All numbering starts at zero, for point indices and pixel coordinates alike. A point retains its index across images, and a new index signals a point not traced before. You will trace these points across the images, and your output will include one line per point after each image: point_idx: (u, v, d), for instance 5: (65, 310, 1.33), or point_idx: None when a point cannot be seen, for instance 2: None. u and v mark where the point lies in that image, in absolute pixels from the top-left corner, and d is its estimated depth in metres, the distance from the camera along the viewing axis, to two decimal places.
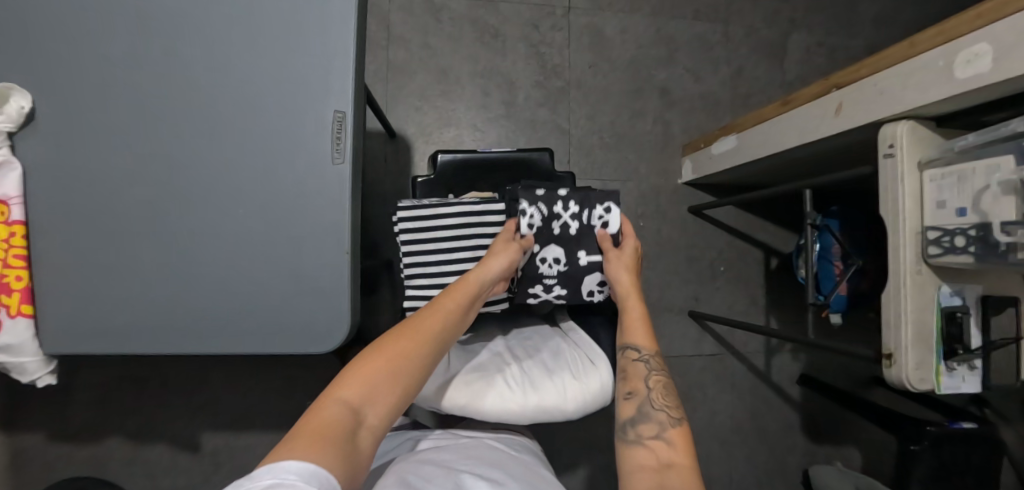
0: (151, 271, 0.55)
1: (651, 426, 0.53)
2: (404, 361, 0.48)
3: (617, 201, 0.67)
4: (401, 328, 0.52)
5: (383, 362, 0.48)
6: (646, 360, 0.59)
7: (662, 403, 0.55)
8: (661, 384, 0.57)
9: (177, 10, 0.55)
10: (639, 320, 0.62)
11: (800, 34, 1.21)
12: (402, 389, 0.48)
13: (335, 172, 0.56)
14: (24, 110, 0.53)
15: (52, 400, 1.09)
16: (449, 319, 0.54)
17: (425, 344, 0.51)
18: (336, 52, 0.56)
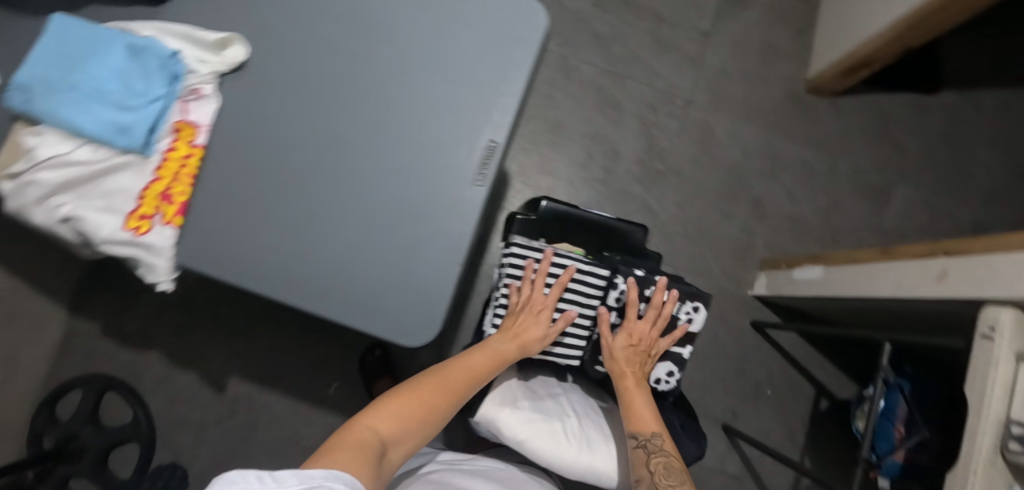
0: (287, 224, 0.62)
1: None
2: (428, 409, 0.54)
3: (706, 303, 0.69)
4: (429, 378, 0.57)
5: (411, 406, 0.53)
6: (647, 443, 0.57)
7: (666, 483, 0.54)
8: (662, 463, 0.56)
9: (388, 22, 0.65)
10: (636, 407, 0.61)
11: (906, 187, 1.21)
12: (421, 434, 0.53)
13: (472, 191, 0.62)
14: (237, 60, 0.64)
15: (121, 300, 1.19)
16: (473, 380, 0.59)
17: (446, 398, 0.56)
18: (504, 89, 0.64)
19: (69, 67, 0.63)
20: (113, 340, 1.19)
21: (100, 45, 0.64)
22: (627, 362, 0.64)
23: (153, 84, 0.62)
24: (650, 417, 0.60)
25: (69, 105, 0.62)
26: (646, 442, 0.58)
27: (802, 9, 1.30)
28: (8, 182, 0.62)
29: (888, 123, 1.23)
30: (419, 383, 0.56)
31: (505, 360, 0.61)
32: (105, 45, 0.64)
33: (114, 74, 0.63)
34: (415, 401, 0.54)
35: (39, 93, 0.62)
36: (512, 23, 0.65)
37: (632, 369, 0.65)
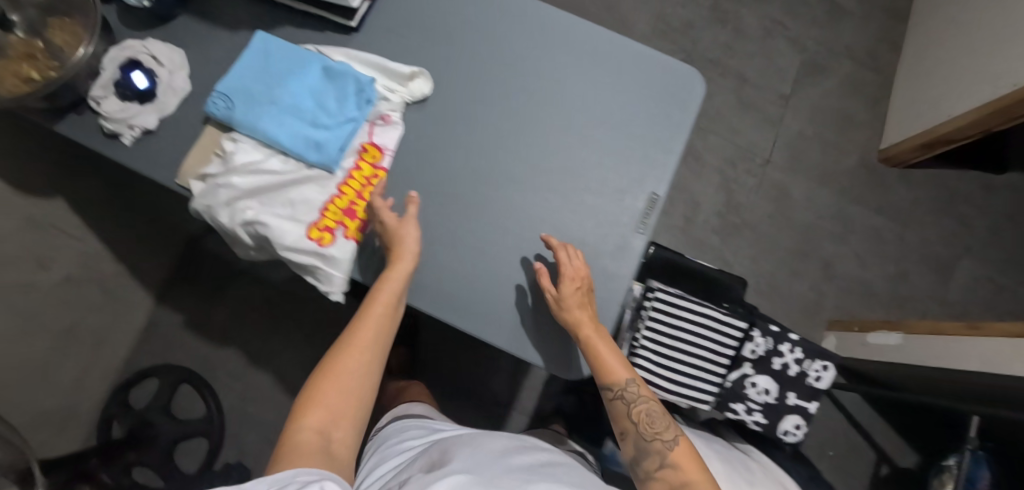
0: (460, 251, 0.66)
1: (653, 460, 0.56)
2: (354, 386, 0.56)
3: (834, 364, 0.71)
4: (342, 352, 0.57)
5: (337, 390, 0.55)
6: (623, 395, 0.60)
7: (654, 431, 0.58)
8: (643, 409, 0.59)
9: (563, 75, 0.72)
10: (599, 356, 0.59)
11: (971, 262, 1.26)
12: (359, 407, 0.56)
13: (634, 237, 0.67)
14: (422, 93, 0.69)
15: (206, 294, 1.24)
16: (381, 330, 0.60)
17: (363, 364, 0.57)
18: (667, 149, 0.70)
19: (268, 81, 0.68)
20: (195, 331, 1.24)
21: (297, 63, 0.69)
22: (582, 307, 0.60)
23: (346, 105, 0.67)
24: (618, 364, 0.59)
25: (265, 116, 0.66)
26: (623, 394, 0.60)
27: (876, 86, 1.39)
28: (199, 182, 0.66)
29: (955, 199, 1.29)
30: (332, 360, 0.57)
31: (400, 285, 0.60)
32: (301, 63, 0.69)
33: (306, 90, 0.68)
34: (344, 387, 0.55)
35: (238, 102, 0.66)
36: (677, 93, 0.72)
37: (586, 317, 0.60)
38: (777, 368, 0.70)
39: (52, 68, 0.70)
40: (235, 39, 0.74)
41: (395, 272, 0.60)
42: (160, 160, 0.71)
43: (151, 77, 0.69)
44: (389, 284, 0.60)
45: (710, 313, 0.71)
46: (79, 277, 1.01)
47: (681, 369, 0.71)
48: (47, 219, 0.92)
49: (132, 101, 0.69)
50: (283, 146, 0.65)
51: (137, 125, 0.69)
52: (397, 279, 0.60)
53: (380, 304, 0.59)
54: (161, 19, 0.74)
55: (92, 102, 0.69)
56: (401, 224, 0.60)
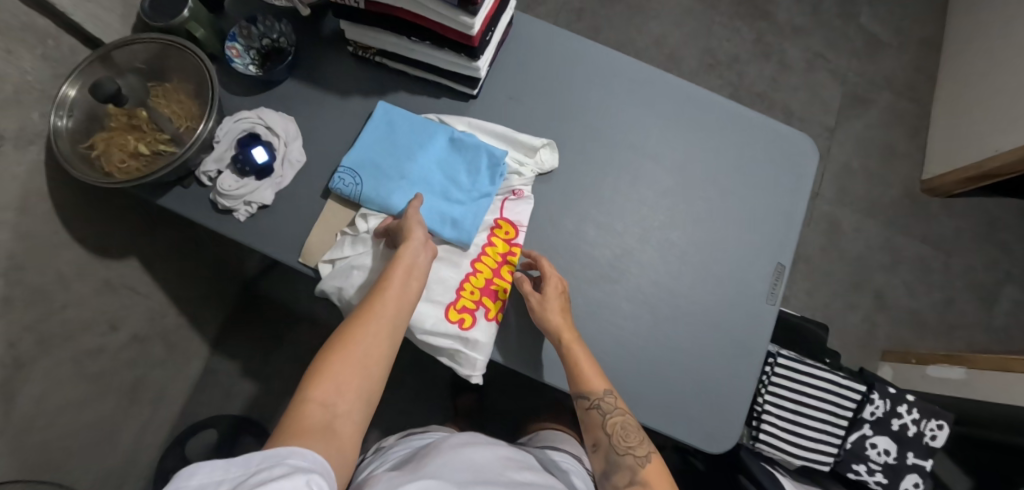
0: (600, 328, 0.65)
1: (624, 474, 0.57)
2: (363, 362, 0.51)
3: (947, 421, 0.73)
4: (354, 326, 0.52)
5: (346, 364, 0.50)
6: (600, 405, 0.58)
7: (627, 446, 0.58)
8: (620, 422, 0.59)
9: (683, 142, 0.72)
10: (580, 368, 0.58)
11: (1012, 288, 1.31)
12: (365, 388, 0.50)
13: (764, 309, 0.68)
14: (549, 165, 0.69)
15: (266, 341, 1.27)
16: (400, 309, 0.55)
17: (375, 339, 0.52)
18: (790, 219, 0.71)
19: (396, 156, 0.67)
20: (255, 379, 1.25)
21: (424, 137, 0.68)
22: (563, 313, 0.60)
23: (478, 182, 0.66)
24: (597, 376, 0.59)
25: (397, 191, 0.65)
26: (599, 403, 0.59)
27: (916, 116, 1.41)
28: (328, 265, 0.64)
29: (995, 227, 1.34)
30: (342, 333, 0.52)
31: (415, 270, 0.57)
32: (427, 137, 0.68)
33: (436, 166, 0.67)
34: (353, 363, 0.50)
35: (368, 178, 0.65)
36: (795, 162, 0.73)
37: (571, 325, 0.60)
38: (897, 429, 0.72)
39: (162, 141, 0.67)
40: (344, 105, 0.72)
41: (407, 250, 0.58)
42: (273, 234, 0.68)
43: (270, 151, 0.67)
44: (406, 262, 0.57)
45: (831, 377, 0.73)
46: (145, 333, 1.01)
47: (808, 433, 0.71)
48: (121, 281, 0.92)
49: (248, 177, 0.66)
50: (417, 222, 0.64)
51: (254, 201, 0.66)
52: (410, 263, 0.57)
53: (395, 281, 0.55)
54: (266, 84, 0.72)
55: (205, 177, 0.67)
56: (411, 216, 0.60)
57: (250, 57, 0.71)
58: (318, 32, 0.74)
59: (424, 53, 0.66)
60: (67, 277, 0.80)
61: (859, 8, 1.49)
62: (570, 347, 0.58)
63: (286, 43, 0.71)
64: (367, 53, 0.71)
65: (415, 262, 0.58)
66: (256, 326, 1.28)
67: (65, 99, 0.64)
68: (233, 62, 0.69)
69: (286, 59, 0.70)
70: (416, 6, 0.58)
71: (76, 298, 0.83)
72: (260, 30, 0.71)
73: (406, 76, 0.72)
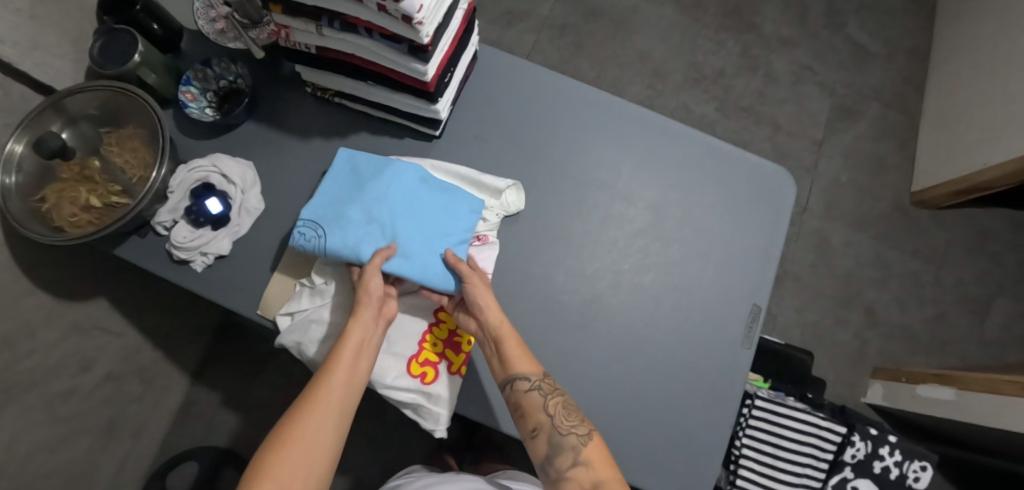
0: (571, 378, 0.63)
1: (567, 456, 0.56)
2: (309, 457, 0.50)
3: (931, 462, 0.71)
4: (301, 419, 0.51)
5: (291, 462, 0.49)
6: (539, 386, 0.58)
7: (570, 425, 0.57)
8: (560, 403, 0.58)
9: (655, 178, 0.70)
10: (513, 350, 0.58)
11: (1005, 301, 1.28)
12: (315, 479, 0.50)
13: (739, 353, 0.66)
14: (515, 205, 0.67)
15: (248, 369, 1.26)
16: (348, 394, 0.54)
17: (321, 432, 0.51)
18: (767, 260, 0.69)
19: (361, 195, 0.60)
20: (236, 408, 1.23)
21: (389, 173, 0.61)
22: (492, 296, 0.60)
23: (454, 224, 0.62)
24: (532, 361, 0.58)
25: (365, 237, 0.58)
26: (537, 386, 0.58)
27: (904, 127, 1.39)
28: (286, 318, 0.62)
29: (986, 238, 1.31)
30: (286, 426, 0.51)
31: (364, 347, 0.55)
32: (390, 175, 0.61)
33: (404, 204, 0.61)
34: (298, 458, 0.49)
35: (331, 227, 0.58)
36: (772, 198, 0.71)
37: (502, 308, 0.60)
38: (879, 472, 0.70)
39: (114, 192, 0.65)
40: (303, 148, 0.70)
41: (355, 327, 0.55)
42: (233, 285, 0.66)
43: (224, 201, 0.65)
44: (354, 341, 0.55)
45: (810, 419, 0.70)
46: (120, 371, 1.00)
47: (787, 479, 0.69)
48: (91, 322, 0.90)
49: (203, 227, 0.65)
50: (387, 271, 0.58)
51: (210, 252, 0.65)
52: (361, 341, 0.55)
53: (343, 363, 0.54)
54: (224, 127, 0.70)
55: (160, 227, 0.65)
56: (370, 278, 0.56)
57: (207, 100, 0.69)
58: (277, 73, 0.72)
59: (381, 96, 0.64)
60: (33, 323, 0.78)
61: (846, 18, 1.46)
62: (503, 330, 0.58)
63: (244, 84, 0.69)
64: (325, 94, 0.69)
65: (364, 339, 0.55)
66: (239, 354, 1.26)
67: (12, 155, 0.62)
68: (188, 106, 0.67)
69: (243, 102, 0.68)
70: (367, 53, 0.56)
71: (45, 343, 0.81)
72: (216, 72, 0.69)
73: (367, 116, 0.70)
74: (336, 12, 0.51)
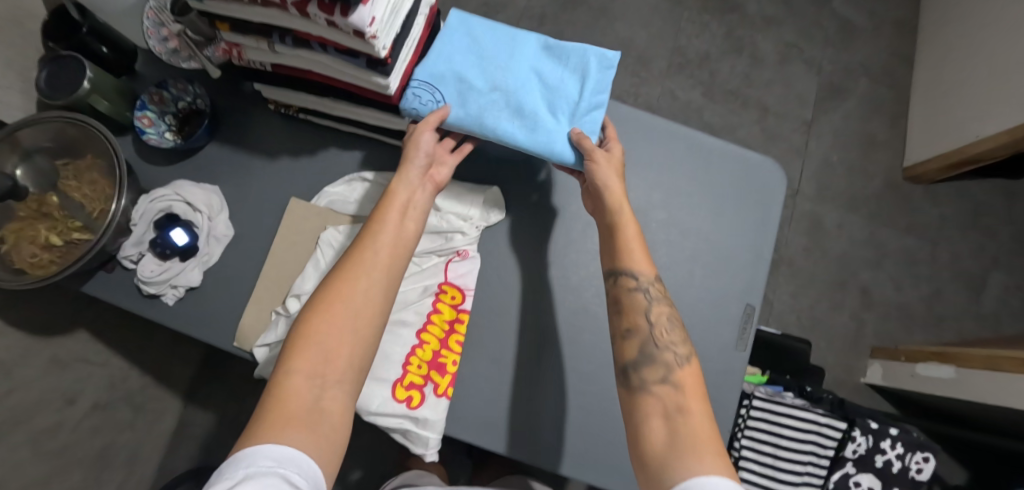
0: (560, 393, 0.62)
1: (657, 369, 0.48)
2: (351, 324, 0.45)
3: (933, 452, 0.70)
4: (344, 278, 0.47)
5: (334, 326, 0.44)
6: (646, 288, 0.52)
7: (670, 341, 0.50)
8: (665, 314, 0.52)
9: (639, 177, 0.67)
10: (632, 241, 0.53)
11: (1000, 273, 1.27)
12: (357, 354, 0.45)
13: (734, 355, 0.64)
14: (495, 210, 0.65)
15: (240, 387, 1.24)
16: (394, 254, 0.50)
17: (367, 292, 0.47)
18: (758, 259, 0.67)
19: (482, 59, 0.58)
20: (230, 428, 1.21)
21: (510, 44, 0.59)
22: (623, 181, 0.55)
23: (584, 90, 0.58)
24: (647, 258, 0.53)
25: (480, 104, 0.55)
26: (645, 288, 0.52)
27: (894, 102, 1.36)
28: (263, 349, 0.59)
29: (979, 212, 1.30)
30: (329, 286, 0.47)
31: (407, 217, 0.52)
32: (516, 42, 0.59)
33: (529, 75, 0.58)
34: (337, 323, 0.45)
35: (450, 86, 0.56)
36: (761, 192, 0.68)
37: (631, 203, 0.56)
38: (881, 466, 0.69)
39: (75, 228, 0.62)
40: (270, 168, 0.67)
41: (400, 186, 0.53)
42: (206, 316, 0.63)
43: (190, 230, 0.62)
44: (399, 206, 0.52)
45: (810, 417, 0.68)
46: (107, 400, 0.97)
47: (788, 478, 0.68)
48: (71, 355, 0.88)
49: (171, 259, 0.62)
50: (456, 123, 0.54)
51: (180, 284, 0.62)
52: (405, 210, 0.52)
53: (386, 229, 0.50)
54: (187, 152, 0.67)
55: (126, 261, 0.62)
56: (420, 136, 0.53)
57: (166, 123, 0.66)
58: (238, 91, 0.69)
59: (346, 110, 0.61)
60: (8, 363, 0.75)
61: None
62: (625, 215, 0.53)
63: (202, 104, 0.65)
64: (289, 111, 0.65)
65: (408, 202, 0.53)
66: (230, 373, 1.24)
67: None
68: (146, 133, 0.64)
69: (203, 123, 0.65)
70: (327, 69, 0.53)
71: (22, 383, 0.78)
72: (172, 93, 0.65)
73: (335, 131, 0.67)
74: (285, 28, 0.48)
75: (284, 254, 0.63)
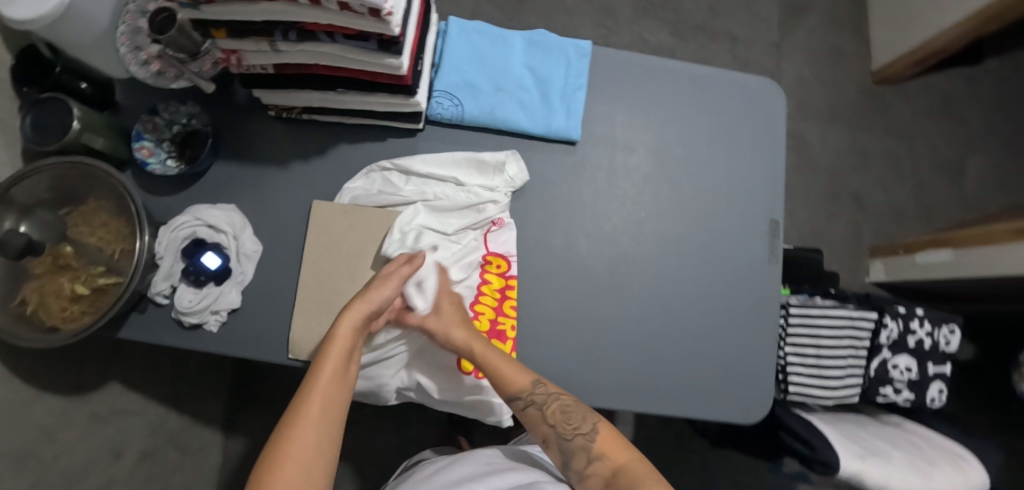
0: (614, 338, 0.63)
1: (579, 458, 0.55)
2: (307, 460, 0.46)
3: (957, 324, 0.76)
4: (288, 432, 0.47)
5: (293, 465, 0.45)
6: (533, 399, 0.55)
7: (573, 428, 0.55)
8: (563, 405, 0.55)
9: (648, 117, 0.68)
10: (501, 369, 0.56)
11: (976, 156, 1.34)
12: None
13: (767, 268, 0.67)
14: (514, 172, 0.64)
15: (276, 409, 1.23)
16: (334, 394, 0.51)
17: (315, 447, 0.47)
18: (774, 175, 0.69)
19: (480, 61, 0.66)
20: None
21: (500, 42, 0.67)
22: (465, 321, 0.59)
23: (570, 74, 0.66)
24: (520, 372, 0.56)
25: (490, 103, 0.64)
26: (532, 397, 0.55)
27: (854, 10, 1.39)
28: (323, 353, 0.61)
29: (947, 102, 1.36)
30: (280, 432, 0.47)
31: (349, 350, 0.54)
32: (505, 43, 0.67)
33: (522, 68, 0.67)
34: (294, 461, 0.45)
35: (461, 91, 0.64)
36: (764, 110, 0.70)
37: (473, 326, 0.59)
38: (914, 345, 0.74)
39: (99, 274, 0.60)
40: (284, 176, 0.66)
41: (344, 325, 0.54)
42: (254, 337, 0.62)
43: (220, 253, 0.61)
44: (337, 348, 0.53)
45: (843, 313, 0.72)
46: (151, 447, 0.96)
47: (833, 373, 0.72)
48: (110, 409, 0.86)
49: (206, 285, 0.61)
50: (474, 122, 0.64)
51: (221, 308, 0.61)
52: (346, 343, 0.54)
53: (328, 365, 0.52)
54: (194, 176, 0.65)
55: (159, 297, 0.61)
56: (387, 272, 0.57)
57: (165, 149, 0.63)
58: (231, 103, 0.67)
59: (354, 101, 0.60)
60: (50, 428, 0.74)
61: None
62: (484, 354, 0.56)
63: (200, 123, 0.63)
64: (292, 114, 0.64)
65: (345, 343, 0.53)
66: (263, 398, 1.23)
67: None
68: (149, 164, 0.62)
69: (207, 143, 0.63)
70: (333, 59, 0.52)
71: (68, 444, 0.77)
72: (165, 117, 0.63)
73: (343, 127, 0.66)
74: (289, 22, 0.47)
75: (318, 257, 0.63)
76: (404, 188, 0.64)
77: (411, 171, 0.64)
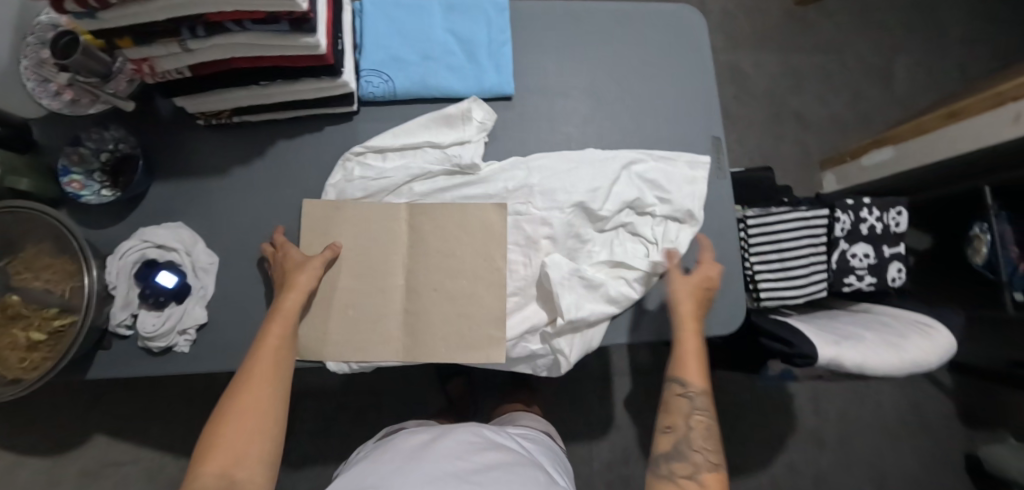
0: None
1: (685, 465, 0.56)
2: (255, 418, 0.47)
3: (903, 205, 0.80)
4: (236, 395, 0.48)
5: (237, 424, 0.46)
6: (692, 395, 0.59)
7: (700, 445, 0.57)
8: (702, 423, 0.59)
9: (576, 60, 0.70)
10: (688, 356, 0.59)
11: (901, 58, 1.40)
12: (268, 444, 0.47)
13: (716, 184, 0.70)
14: (481, 114, 0.65)
15: None
16: (280, 358, 0.51)
17: (263, 407, 0.48)
18: (706, 93, 0.71)
19: (401, 33, 0.66)
20: None
21: (418, 12, 0.67)
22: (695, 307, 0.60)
23: (492, 30, 0.67)
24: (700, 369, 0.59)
25: (419, 72, 0.65)
26: (690, 394, 0.59)
27: None
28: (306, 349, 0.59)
29: (866, 11, 1.41)
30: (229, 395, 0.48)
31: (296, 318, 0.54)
32: (423, 12, 0.67)
33: (444, 33, 0.67)
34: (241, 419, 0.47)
35: (388, 66, 0.64)
36: (686, 34, 0.72)
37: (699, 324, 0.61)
38: (867, 232, 0.78)
39: (52, 316, 0.58)
40: (226, 183, 0.64)
41: (290, 295, 0.54)
42: (230, 347, 0.61)
43: (175, 270, 0.59)
44: (279, 321, 0.53)
45: (796, 214, 0.75)
46: None
47: (798, 273, 0.75)
48: None
49: (168, 306, 0.59)
50: (406, 93, 0.64)
51: (189, 326, 0.60)
52: (292, 312, 0.53)
53: (274, 333, 0.52)
54: (134, 200, 0.63)
55: (121, 328, 0.59)
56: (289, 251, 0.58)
57: (97, 180, 0.61)
58: (159, 120, 0.65)
59: (281, 92, 0.59)
60: None
61: None
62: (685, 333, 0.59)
63: (129, 147, 0.62)
64: (222, 118, 0.63)
65: (289, 313, 0.53)
66: None
67: None
68: (82, 196, 0.60)
69: (139, 164, 0.61)
70: (248, 49, 0.51)
71: None
72: (91, 147, 0.61)
73: (278, 123, 0.65)
74: (193, 17, 0.45)
75: None
76: (384, 165, 0.64)
77: (384, 149, 0.64)
